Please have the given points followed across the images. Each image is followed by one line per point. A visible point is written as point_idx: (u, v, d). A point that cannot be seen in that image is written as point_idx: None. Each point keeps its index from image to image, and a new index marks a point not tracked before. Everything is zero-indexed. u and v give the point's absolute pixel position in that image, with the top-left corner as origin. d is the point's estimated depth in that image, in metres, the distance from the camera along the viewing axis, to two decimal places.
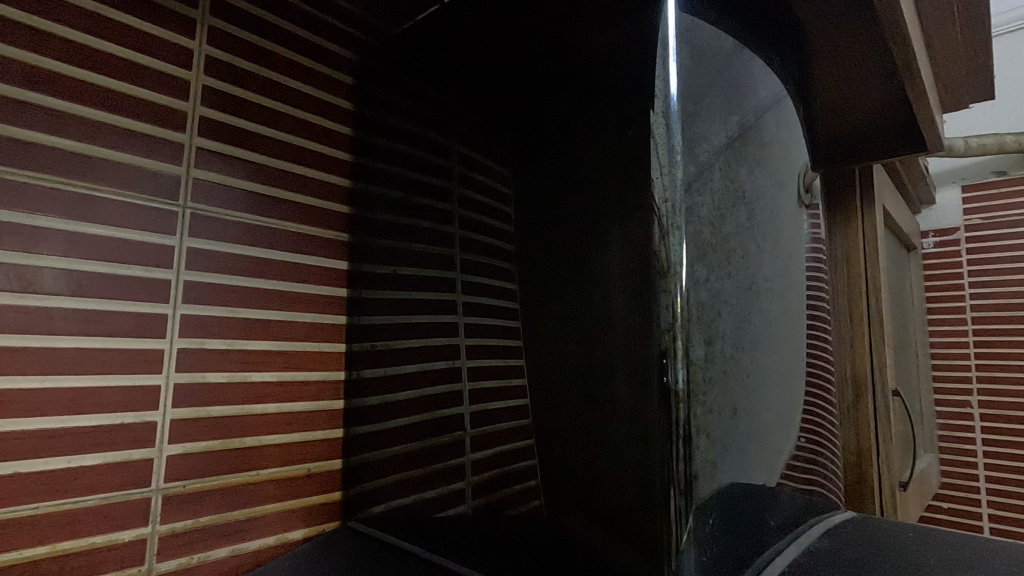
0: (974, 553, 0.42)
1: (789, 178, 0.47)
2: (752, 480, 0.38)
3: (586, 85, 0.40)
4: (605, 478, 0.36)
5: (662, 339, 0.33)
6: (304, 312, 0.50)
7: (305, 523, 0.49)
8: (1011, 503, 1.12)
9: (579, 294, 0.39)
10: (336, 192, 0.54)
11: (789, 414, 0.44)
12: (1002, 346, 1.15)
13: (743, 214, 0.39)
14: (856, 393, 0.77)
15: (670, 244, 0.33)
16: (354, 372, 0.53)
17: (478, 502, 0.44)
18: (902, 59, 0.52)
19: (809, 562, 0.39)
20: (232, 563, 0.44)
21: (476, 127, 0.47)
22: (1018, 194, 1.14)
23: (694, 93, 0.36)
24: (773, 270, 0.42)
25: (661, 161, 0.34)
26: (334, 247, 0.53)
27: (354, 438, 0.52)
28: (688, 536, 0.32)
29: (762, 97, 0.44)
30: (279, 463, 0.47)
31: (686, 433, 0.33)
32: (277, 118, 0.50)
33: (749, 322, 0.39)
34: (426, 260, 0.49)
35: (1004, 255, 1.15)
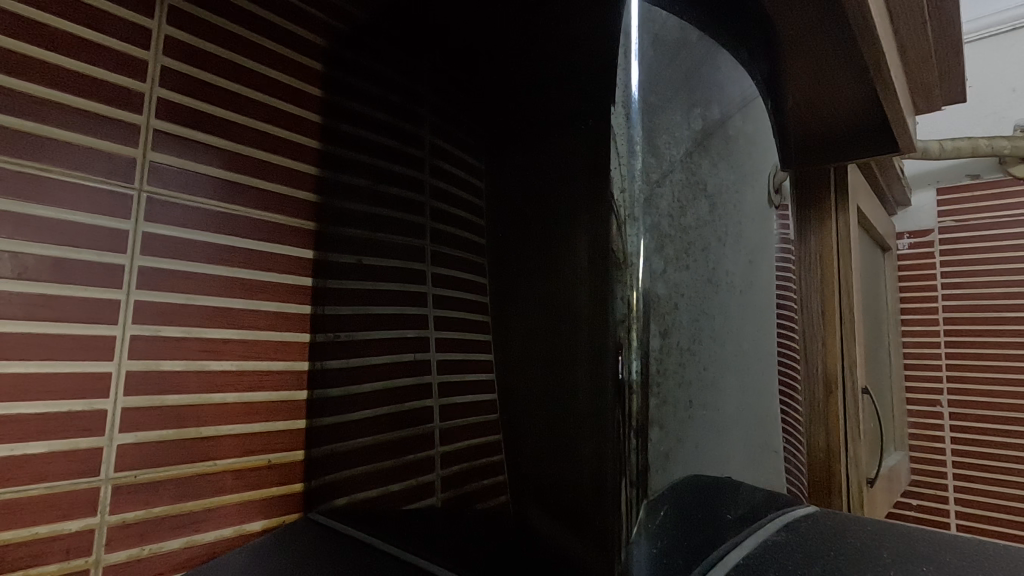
0: (925, 546, 0.43)
1: (755, 173, 0.47)
2: (708, 473, 0.38)
3: (549, 74, 0.39)
4: (560, 470, 0.36)
5: (616, 330, 0.33)
6: (266, 301, 0.50)
7: (265, 515, 0.48)
8: (977, 500, 1.14)
9: (540, 285, 0.38)
10: (302, 179, 0.53)
11: (752, 408, 0.44)
12: (972, 347, 1.17)
13: (705, 207, 0.39)
14: (826, 390, 0.77)
15: (625, 235, 0.33)
16: (318, 363, 0.52)
17: (439, 496, 0.44)
18: (873, 60, 0.52)
19: (764, 555, 0.40)
20: (186, 554, 0.43)
21: (444, 116, 0.46)
22: (990, 198, 1.16)
23: (654, 85, 0.36)
24: (734, 264, 0.43)
25: (619, 152, 0.34)
26: (300, 235, 0.53)
27: (317, 430, 0.51)
28: (639, 527, 0.32)
29: (728, 90, 0.43)
30: (238, 453, 0.47)
31: (638, 424, 0.33)
32: (241, 102, 0.49)
33: (708, 315, 0.39)
34: (393, 250, 0.49)
35: (976, 258, 1.17)
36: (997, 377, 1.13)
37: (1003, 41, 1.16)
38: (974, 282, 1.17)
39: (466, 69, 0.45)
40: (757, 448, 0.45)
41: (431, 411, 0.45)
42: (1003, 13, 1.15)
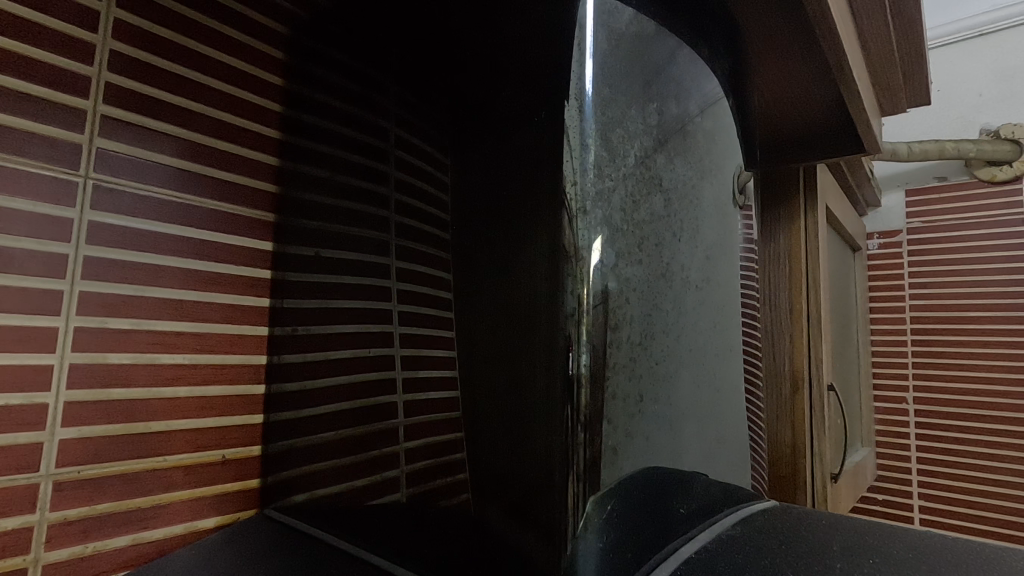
0: (876, 539, 0.44)
1: (714, 170, 0.48)
2: (657, 466, 0.38)
3: (505, 65, 0.39)
4: (511, 464, 0.35)
5: (565, 323, 0.33)
6: (221, 294, 0.49)
7: (218, 511, 0.47)
8: (940, 495, 1.17)
9: (494, 278, 0.38)
10: (262, 170, 0.52)
11: (708, 403, 0.44)
12: (938, 345, 1.19)
13: (660, 202, 0.39)
14: (793, 387, 0.78)
15: (576, 229, 0.33)
16: (275, 357, 0.51)
17: (405, 491, 0.42)
18: (836, 62, 0.53)
19: (715, 550, 0.40)
20: (133, 552, 0.42)
21: (403, 106, 0.45)
22: (956, 199, 1.18)
23: (609, 78, 0.36)
24: (690, 260, 0.43)
25: (572, 144, 0.34)
26: (258, 227, 0.52)
27: (274, 425, 0.50)
28: (585, 522, 0.33)
29: (687, 85, 0.43)
30: (190, 449, 0.46)
31: (586, 418, 0.33)
32: (195, 89, 0.47)
33: (661, 310, 0.39)
34: (352, 242, 0.48)
35: (942, 258, 1.20)
36: (960, 375, 1.16)
37: (971, 46, 1.19)
38: (940, 282, 1.20)
39: (426, 60, 0.45)
40: (711, 443, 0.45)
41: (393, 407, 0.44)
42: (971, 19, 1.18)
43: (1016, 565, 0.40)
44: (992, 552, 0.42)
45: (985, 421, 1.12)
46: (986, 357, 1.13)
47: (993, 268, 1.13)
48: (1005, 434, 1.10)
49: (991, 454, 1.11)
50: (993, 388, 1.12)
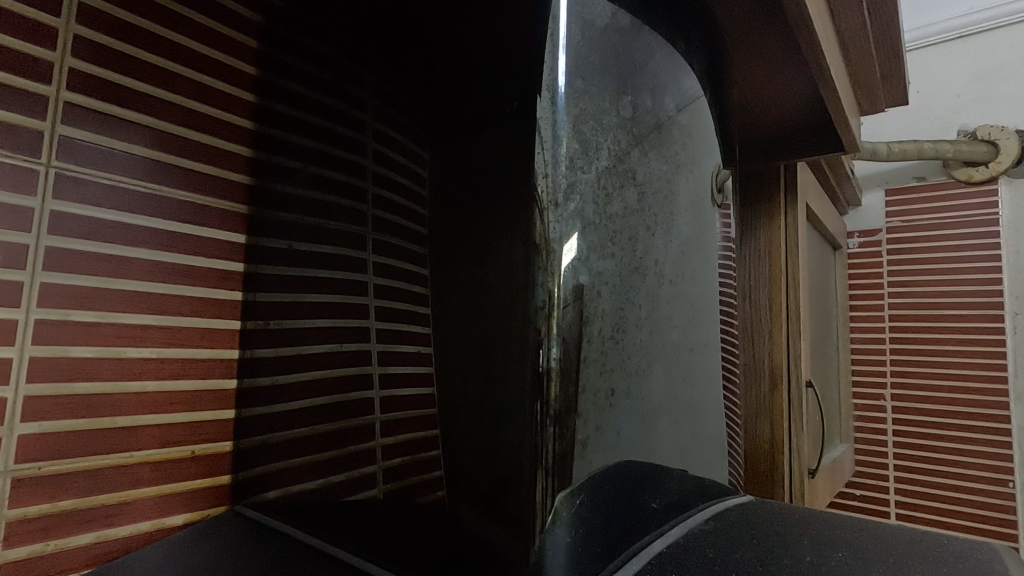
0: (848, 532, 0.44)
1: (690, 165, 0.48)
2: (629, 461, 0.38)
3: (479, 55, 0.38)
4: (480, 459, 0.35)
5: (535, 317, 0.33)
6: (191, 287, 0.48)
7: (187, 508, 0.47)
8: (916, 490, 1.19)
9: (466, 271, 0.38)
10: (235, 161, 0.51)
11: (681, 398, 0.44)
12: (915, 343, 1.21)
13: (633, 195, 0.39)
14: (771, 382, 0.79)
15: (547, 222, 0.33)
16: (247, 351, 0.51)
17: (381, 488, 0.42)
18: (814, 61, 0.53)
19: (686, 544, 0.40)
20: (96, 550, 0.41)
21: (378, 97, 0.45)
22: (934, 199, 1.20)
23: (582, 70, 0.35)
24: (664, 255, 0.43)
25: (544, 136, 0.33)
26: (230, 219, 0.51)
27: (246, 420, 0.50)
28: (554, 516, 0.32)
29: (662, 79, 0.43)
30: (157, 444, 0.45)
31: (556, 411, 0.33)
32: (165, 76, 0.46)
33: (633, 304, 0.39)
34: (326, 235, 0.47)
35: (920, 257, 1.22)
36: (936, 372, 1.18)
37: (950, 48, 1.20)
38: (918, 281, 1.22)
39: (400, 49, 0.44)
40: (685, 439, 0.45)
41: (369, 403, 0.43)
42: (950, 21, 1.19)
43: (982, 557, 0.40)
44: (959, 545, 0.43)
45: (960, 417, 1.15)
46: (962, 355, 1.16)
47: (969, 267, 1.15)
48: (979, 430, 1.13)
49: (966, 450, 1.14)
50: (968, 385, 1.15)
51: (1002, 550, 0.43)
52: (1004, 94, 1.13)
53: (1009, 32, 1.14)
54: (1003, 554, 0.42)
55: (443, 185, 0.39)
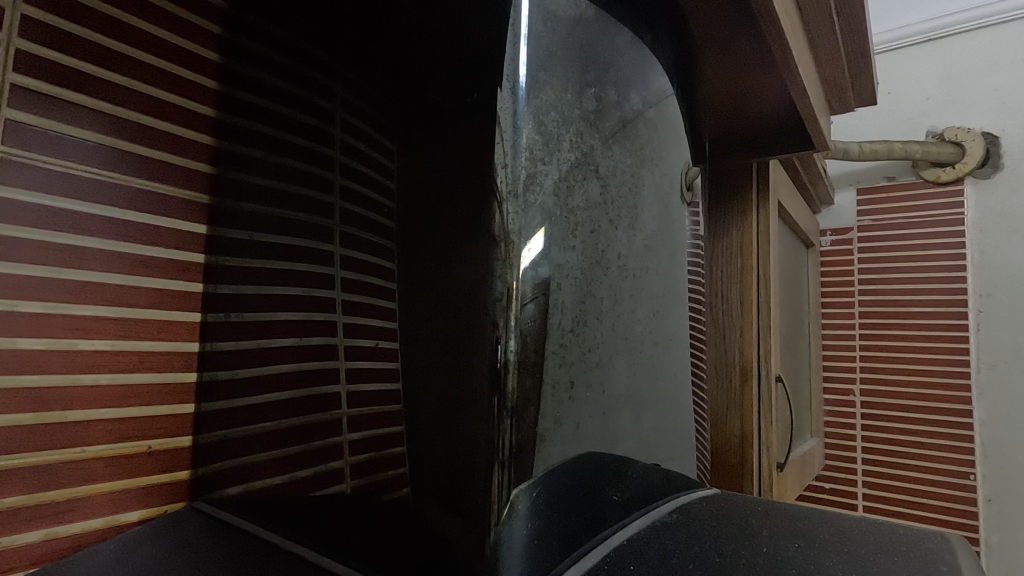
0: (807, 523, 0.45)
1: (656, 159, 0.48)
2: (589, 454, 0.38)
3: (441, 43, 0.37)
4: (436, 452, 0.35)
5: (493, 308, 0.33)
6: (148, 278, 0.46)
7: (143, 505, 0.46)
8: (882, 482, 1.23)
9: (422, 263, 0.37)
10: (195, 149, 0.50)
11: (644, 391, 0.45)
12: (883, 340, 1.24)
13: (596, 188, 0.39)
14: (742, 377, 0.80)
15: (506, 213, 0.33)
16: (208, 344, 0.50)
17: (349, 483, 0.40)
18: (783, 58, 0.53)
19: (646, 537, 0.41)
20: (45, 548, 0.40)
21: (340, 85, 0.44)
22: (904, 199, 1.23)
23: (544, 60, 0.35)
24: (627, 249, 0.43)
25: (503, 126, 0.33)
26: (190, 209, 0.49)
27: (206, 415, 0.49)
28: (510, 509, 0.32)
29: (627, 71, 0.43)
30: (111, 439, 0.44)
31: (514, 404, 0.33)
32: (119, 60, 0.45)
33: (595, 297, 0.39)
34: (287, 226, 0.47)
35: (889, 255, 1.24)
36: (903, 368, 1.21)
37: (920, 50, 1.23)
38: (887, 279, 1.24)
39: (363, 36, 0.43)
40: (647, 432, 0.45)
41: (337, 398, 0.42)
42: (919, 24, 1.21)
43: (933, 546, 0.41)
44: (912, 534, 0.44)
45: (926, 412, 1.18)
46: (928, 351, 1.19)
47: (936, 266, 1.18)
48: (944, 425, 1.17)
49: (931, 444, 1.18)
50: (933, 380, 1.18)
51: (953, 539, 0.44)
52: (972, 96, 1.16)
53: (976, 35, 1.16)
54: (953, 542, 0.43)
55: (400, 175, 0.38)
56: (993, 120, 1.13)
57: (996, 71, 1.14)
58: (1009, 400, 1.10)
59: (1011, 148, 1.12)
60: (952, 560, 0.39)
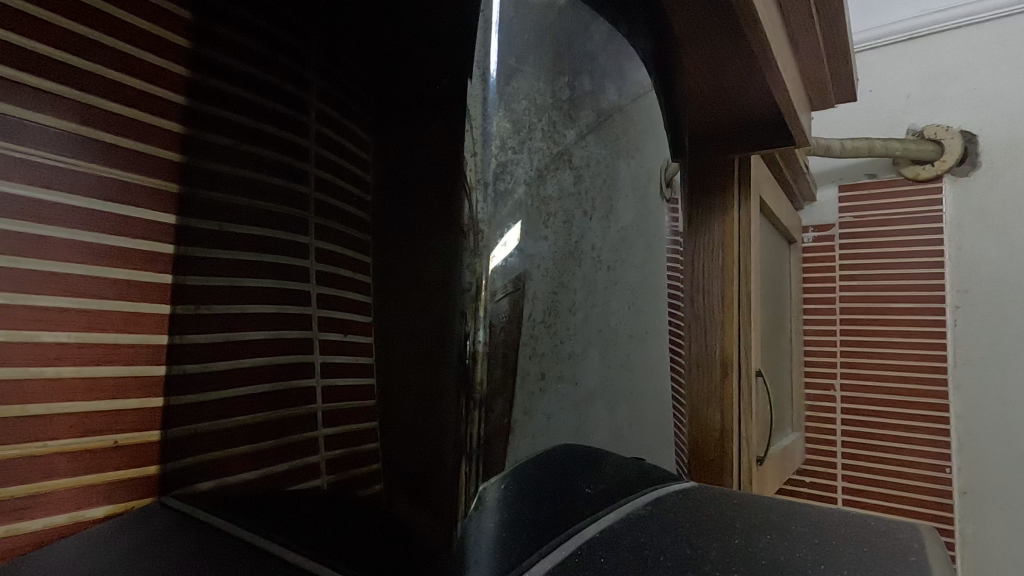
0: (781, 515, 0.45)
1: (632, 151, 0.47)
2: (561, 445, 0.38)
3: (411, 29, 0.37)
4: (404, 445, 0.34)
5: (462, 299, 0.32)
6: (114, 269, 0.45)
7: (108, 501, 0.45)
8: (861, 476, 1.25)
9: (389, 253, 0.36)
10: (163, 137, 0.48)
11: (618, 383, 0.44)
12: (862, 335, 1.26)
13: (569, 179, 0.39)
14: (722, 372, 0.80)
15: (475, 203, 0.32)
16: (177, 337, 0.49)
17: (326, 478, 0.39)
18: (762, 53, 0.53)
19: (619, 529, 0.41)
20: (4, 545, 0.39)
21: (310, 71, 0.43)
22: (885, 196, 1.24)
23: (515, 48, 0.35)
24: (602, 240, 0.43)
25: (473, 114, 0.33)
26: (158, 198, 0.48)
27: (175, 409, 0.48)
28: (478, 500, 0.32)
29: (602, 61, 0.43)
30: (74, 434, 0.43)
31: (483, 394, 0.32)
32: (82, 44, 0.44)
33: (569, 289, 0.39)
34: (257, 217, 0.46)
35: (869, 252, 1.26)
36: (882, 363, 1.23)
37: (901, 49, 1.24)
38: (867, 275, 1.26)
39: (333, 21, 0.42)
40: (621, 425, 0.45)
41: (312, 392, 0.41)
42: (900, 23, 1.22)
43: (902, 536, 0.42)
44: (883, 525, 0.44)
45: (904, 406, 1.20)
46: (906, 347, 1.20)
47: (914, 262, 1.20)
48: (921, 419, 1.18)
49: (909, 438, 1.20)
50: (911, 375, 1.20)
51: (922, 529, 0.44)
52: (951, 95, 1.17)
53: (955, 35, 1.18)
54: (923, 533, 0.43)
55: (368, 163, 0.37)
56: (971, 119, 1.15)
57: (974, 70, 1.15)
58: (984, 395, 1.12)
59: (988, 146, 1.13)
60: (921, 550, 0.39)
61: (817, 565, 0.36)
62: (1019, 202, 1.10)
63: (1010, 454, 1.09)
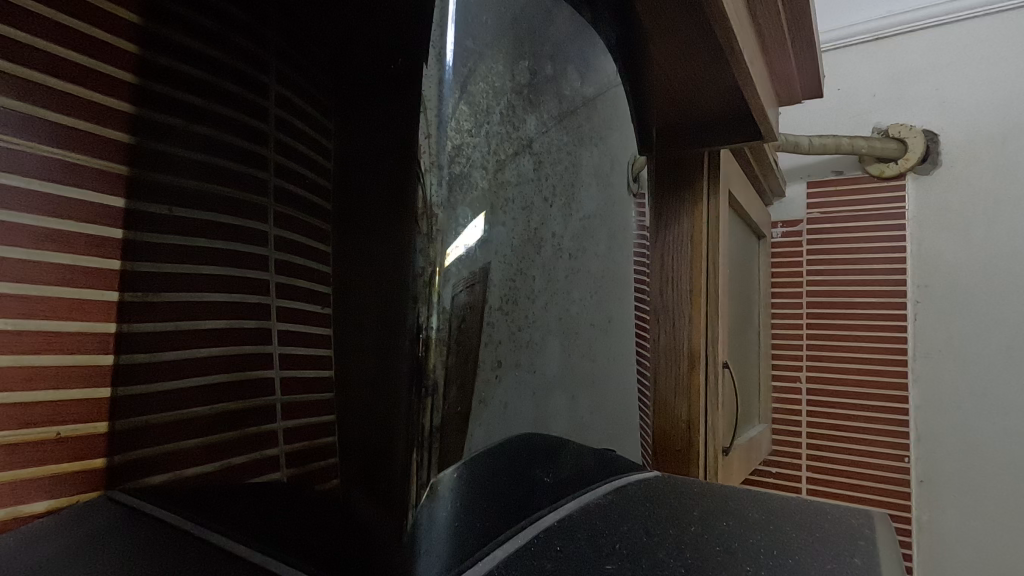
0: (738, 501, 0.46)
1: (595, 139, 0.47)
2: (518, 434, 0.38)
3: (368, 9, 0.36)
4: (354, 435, 0.33)
5: (414, 285, 0.31)
6: (56, 253, 0.44)
7: (50, 495, 0.43)
8: (825, 466, 1.28)
9: (339, 237, 0.35)
10: (110, 115, 0.46)
11: (577, 371, 0.44)
12: (827, 329, 1.29)
13: (529, 164, 0.38)
14: (690, 364, 0.80)
15: (429, 186, 0.32)
16: (125, 325, 0.47)
17: (286, 471, 0.37)
18: (729, 47, 0.53)
19: (576, 519, 0.41)
20: None
21: (262, 50, 0.41)
22: (850, 193, 1.27)
23: (473, 28, 0.34)
24: (563, 228, 0.42)
25: (429, 95, 0.32)
26: (105, 180, 0.46)
27: (122, 400, 0.46)
28: (431, 489, 0.32)
29: (564, 45, 0.42)
30: (13, 426, 0.41)
31: (435, 382, 0.32)
32: (19, 15, 0.41)
33: (527, 275, 0.38)
34: (207, 200, 0.44)
35: (836, 247, 1.28)
36: (845, 356, 1.26)
37: (868, 49, 1.26)
38: (833, 270, 1.28)
39: None
40: (582, 414, 0.45)
41: (270, 383, 0.40)
42: (868, 23, 1.24)
43: (855, 522, 0.42)
44: (836, 511, 0.45)
45: (866, 398, 1.23)
46: (868, 340, 1.24)
47: (877, 257, 1.23)
48: (880, 410, 1.22)
49: (871, 429, 1.23)
50: (873, 368, 1.23)
51: (874, 515, 0.45)
52: (915, 95, 1.20)
53: (919, 36, 1.20)
54: (874, 517, 0.44)
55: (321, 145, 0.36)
56: (933, 119, 1.18)
57: (937, 71, 1.18)
58: (941, 387, 1.16)
59: (948, 146, 1.17)
60: (869, 534, 0.40)
61: (769, 551, 0.36)
62: (976, 200, 1.13)
63: (964, 443, 1.13)
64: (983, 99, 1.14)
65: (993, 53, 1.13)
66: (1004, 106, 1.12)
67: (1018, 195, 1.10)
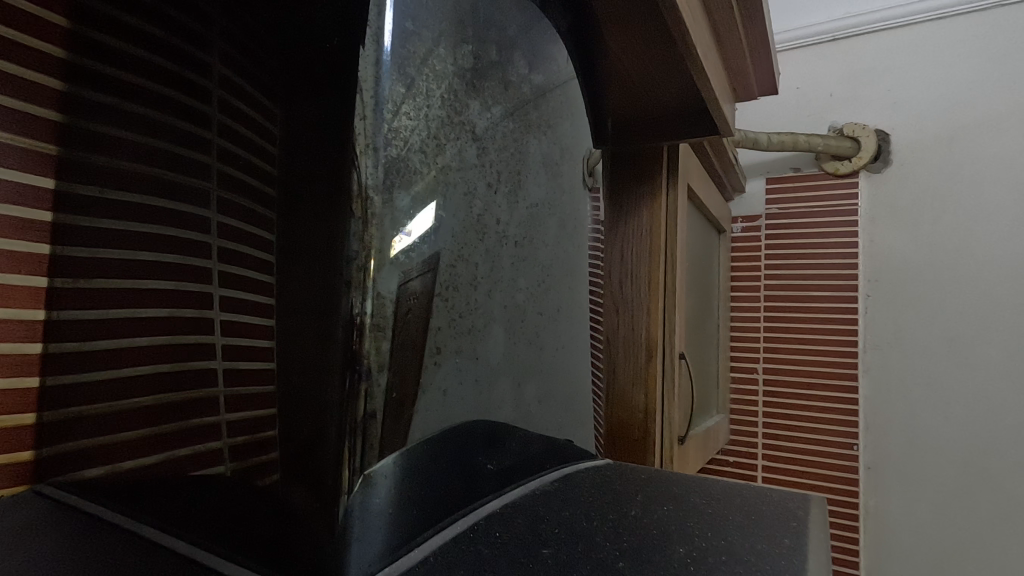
0: (681, 487, 0.46)
1: (544, 128, 0.47)
2: (460, 422, 0.38)
3: None
4: (287, 422, 0.32)
5: (347, 269, 0.31)
6: None
7: None
8: (779, 455, 1.32)
9: (274, 221, 0.34)
10: (36, 92, 0.44)
11: (523, 358, 0.45)
12: (783, 321, 1.32)
13: (472, 150, 0.38)
14: (647, 354, 0.81)
15: (364, 169, 0.31)
16: (54, 312, 0.45)
17: (229, 466, 0.36)
18: (682, 42, 0.54)
19: (520, 508, 0.41)
20: None
21: (197, 25, 0.39)
22: (806, 189, 1.30)
23: (414, 10, 0.33)
24: (508, 216, 0.42)
25: (365, 76, 0.31)
26: (30, 159, 0.44)
27: (51, 390, 0.44)
28: (364, 477, 0.31)
29: (511, 32, 0.42)
30: None
31: (370, 368, 0.31)
32: None
33: (470, 262, 0.38)
34: (140, 183, 0.42)
35: (792, 242, 1.32)
36: (800, 347, 1.30)
37: (825, 49, 1.29)
38: (789, 264, 1.32)
39: None
40: (528, 402, 0.45)
41: (212, 374, 0.39)
42: (827, 23, 1.27)
43: (791, 505, 0.44)
44: (775, 495, 0.46)
45: (819, 388, 1.28)
46: (821, 332, 1.28)
47: (830, 252, 1.27)
48: (832, 400, 1.26)
49: (823, 418, 1.27)
50: (826, 359, 1.27)
51: (811, 499, 0.47)
52: (869, 96, 1.24)
53: (874, 39, 1.24)
54: (811, 501, 0.46)
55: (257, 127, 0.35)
56: (885, 120, 1.22)
57: (890, 73, 1.22)
58: (889, 378, 1.20)
59: (898, 146, 1.21)
60: (804, 516, 0.41)
61: (704, 533, 0.37)
62: (923, 199, 1.18)
63: (909, 432, 1.18)
64: (931, 101, 1.18)
65: (941, 57, 1.17)
66: (951, 109, 1.16)
67: (961, 194, 1.15)
